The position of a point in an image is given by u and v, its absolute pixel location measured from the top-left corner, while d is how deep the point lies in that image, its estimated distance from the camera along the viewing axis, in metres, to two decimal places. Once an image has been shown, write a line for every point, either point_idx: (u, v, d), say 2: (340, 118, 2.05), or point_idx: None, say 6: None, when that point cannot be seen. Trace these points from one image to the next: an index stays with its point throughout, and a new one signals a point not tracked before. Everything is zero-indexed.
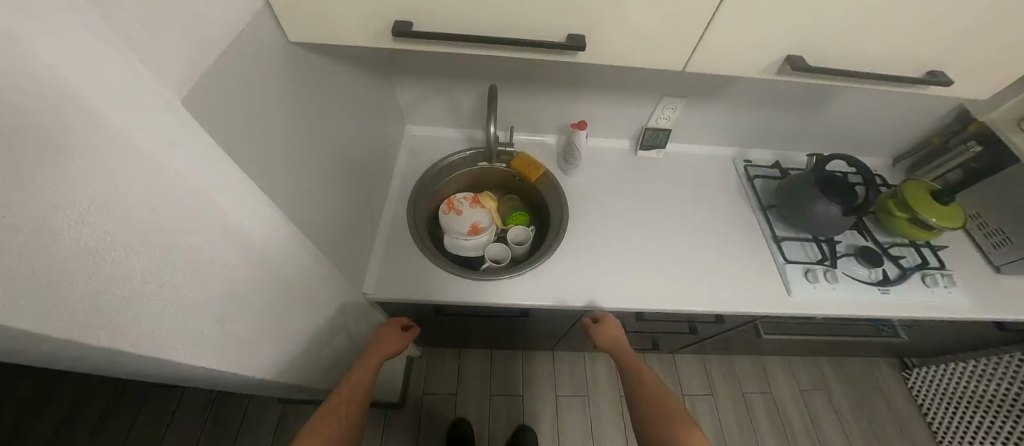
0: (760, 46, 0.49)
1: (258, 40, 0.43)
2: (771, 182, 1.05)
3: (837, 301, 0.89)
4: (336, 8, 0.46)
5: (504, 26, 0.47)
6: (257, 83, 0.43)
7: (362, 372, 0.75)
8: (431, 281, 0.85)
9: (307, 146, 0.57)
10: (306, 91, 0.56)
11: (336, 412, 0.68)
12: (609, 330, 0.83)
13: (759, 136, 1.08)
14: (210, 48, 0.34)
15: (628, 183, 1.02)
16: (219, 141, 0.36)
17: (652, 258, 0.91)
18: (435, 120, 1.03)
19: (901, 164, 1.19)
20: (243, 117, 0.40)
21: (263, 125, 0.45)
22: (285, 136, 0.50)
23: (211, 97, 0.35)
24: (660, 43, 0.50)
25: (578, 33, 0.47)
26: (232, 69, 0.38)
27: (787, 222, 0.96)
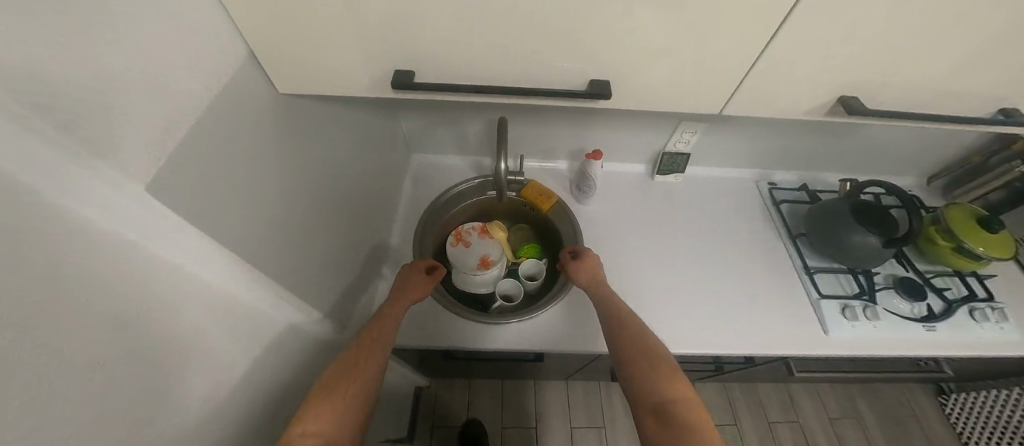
0: (806, 86, 0.46)
1: (234, 89, 0.40)
2: (799, 207, 0.99)
3: (879, 340, 0.82)
4: (322, 51, 0.42)
5: (509, 69, 0.44)
6: (236, 136, 0.40)
7: (386, 320, 0.69)
8: (436, 323, 0.80)
9: (298, 198, 0.52)
10: (295, 135, 0.52)
11: (362, 360, 0.62)
12: (589, 265, 0.78)
13: (785, 158, 1.02)
14: (173, 108, 0.31)
15: (645, 211, 0.97)
16: (193, 209, 0.33)
17: (673, 294, 0.85)
18: (440, 148, 0.99)
19: (936, 183, 1.12)
20: (218, 176, 0.37)
21: (244, 181, 0.41)
22: (272, 187, 0.47)
23: (179, 163, 0.31)
24: (679, 82, 0.46)
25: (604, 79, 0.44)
26: (205, 128, 0.35)
27: (819, 251, 0.90)
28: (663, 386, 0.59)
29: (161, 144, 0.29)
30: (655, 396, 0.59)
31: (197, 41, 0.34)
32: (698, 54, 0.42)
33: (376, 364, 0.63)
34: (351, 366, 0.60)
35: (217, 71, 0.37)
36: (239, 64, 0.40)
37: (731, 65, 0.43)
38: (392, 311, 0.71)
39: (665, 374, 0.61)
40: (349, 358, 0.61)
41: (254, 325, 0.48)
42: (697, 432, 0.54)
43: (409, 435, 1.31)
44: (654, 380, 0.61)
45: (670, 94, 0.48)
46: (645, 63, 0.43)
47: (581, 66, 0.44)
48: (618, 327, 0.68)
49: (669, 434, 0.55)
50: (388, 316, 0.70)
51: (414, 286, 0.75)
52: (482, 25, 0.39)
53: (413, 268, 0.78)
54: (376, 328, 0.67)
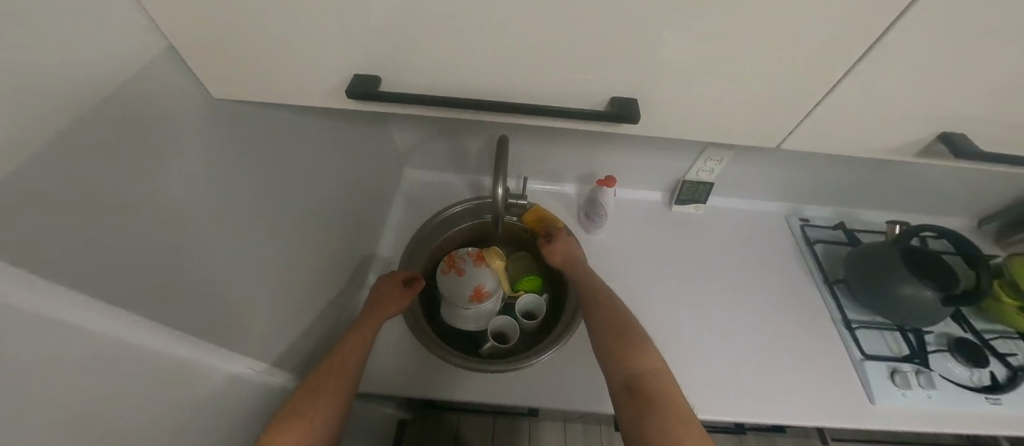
0: (900, 121, 0.39)
1: (156, 91, 0.32)
2: (835, 249, 0.88)
3: (932, 413, 0.69)
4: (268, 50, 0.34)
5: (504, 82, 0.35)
6: (154, 155, 0.31)
7: (360, 335, 0.60)
8: (416, 366, 0.69)
9: (241, 221, 0.43)
10: (246, 151, 0.44)
11: (334, 379, 0.52)
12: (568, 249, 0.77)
13: (820, 191, 0.91)
14: (40, 120, 0.22)
15: (660, 244, 0.87)
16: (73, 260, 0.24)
17: (693, 345, 0.73)
18: (436, 165, 0.91)
19: (989, 226, 0.99)
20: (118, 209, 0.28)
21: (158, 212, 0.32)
22: (203, 213, 0.37)
23: (54, 197, 0.23)
24: (727, 107, 0.37)
25: (623, 97, 0.34)
26: (98, 144, 0.26)
27: (860, 301, 0.79)
28: (632, 360, 0.54)
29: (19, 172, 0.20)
30: (628, 364, 0.54)
31: (84, 31, 0.25)
32: (754, 74, 0.33)
33: (348, 383, 0.54)
34: (320, 385, 0.51)
35: (122, 71, 0.28)
36: (156, 60, 0.32)
37: (799, 94, 0.35)
38: (367, 324, 0.63)
39: (636, 343, 0.56)
40: (318, 378, 0.52)
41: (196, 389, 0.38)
42: (666, 410, 0.48)
43: None
44: (626, 349, 0.56)
45: (717, 118, 0.39)
46: (682, 80, 0.34)
47: (599, 81, 0.34)
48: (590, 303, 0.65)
49: (636, 409, 0.49)
50: (361, 331, 0.61)
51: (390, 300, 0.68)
52: (467, 25, 0.30)
53: (391, 277, 0.72)
54: (346, 345, 0.58)
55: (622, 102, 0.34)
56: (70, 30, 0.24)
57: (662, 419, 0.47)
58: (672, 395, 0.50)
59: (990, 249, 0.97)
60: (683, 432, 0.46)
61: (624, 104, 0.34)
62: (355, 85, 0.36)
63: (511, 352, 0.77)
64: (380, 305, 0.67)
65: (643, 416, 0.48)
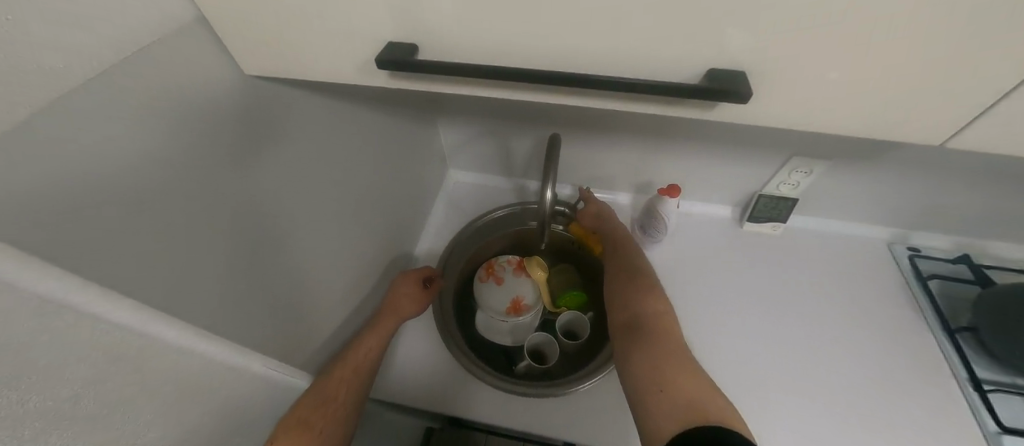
0: None
1: (187, 65, 0.30)
2: (958, 288, 0.71)
3: None
4: (300, 30, 0.30)
5: (568, 52, 0.26)
6: (165, 135, 0.28)
7: (373, 338, 0.56)
8: (446, 379, 0.65)
9: (268, 209, 0.41)
10: (266, 139, 0.40)
11: (343, 391, 0.49)
12: (591, 210, 0.74)
13: (940, 218, 0.75)
14: (33, 89, 0.19)
15: (727, 265, 0.76)
16: (69, 246, 0.21)
17: (766, 390, 0.62)
18: (481, 167, 0.87)
19: None
20: (124, 192, 0.25)
21: (169, 198, 0.29)
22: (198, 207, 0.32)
23: (48, 177, 0.20)
24: (907, 88, 0.24)
25: (726, 71, 0.25)
26: (102, 121, 0.23)
27: (995, 354, 0.62)
28: (637, 302, 0.54)
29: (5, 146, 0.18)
30: (632, 309, 0.53)
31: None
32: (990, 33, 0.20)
33: (356, 393, 0.50)
34: (330, 392, 0.47)
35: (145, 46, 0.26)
36: (191, 37, 0.30)
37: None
38: (383, 326, 0.59)
39: (643, 290, 0.56)
40: (327, 382, 0.48)
41: (233, 394, 0.36)
42: (663, 347, 0.46)
43: None
44: (632, 295, 0.55)
45: (882, 107, 0.26)
46: (848, 37, 0.22)
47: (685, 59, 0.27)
48: (609, 255, 0.66)
49: (629, 344, 0.49)
50: (375, 333, 0.57)
51: (405, 300, 0.64)
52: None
53: (414, 272, 0.68)
54: (359, 349, 0.54)
55: (722, 75, 0.25)
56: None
57: (656, 353, 0.45)
58: (673, 337, 0.48)
59: None
60: (675, 367, 0.44)
61: (729, 76, 0.25)
62: (389, 54, 0.29)
63: (550, 374, 0.70)
64: (395, 306, 0.63)
65: (637, 350, 0.47)
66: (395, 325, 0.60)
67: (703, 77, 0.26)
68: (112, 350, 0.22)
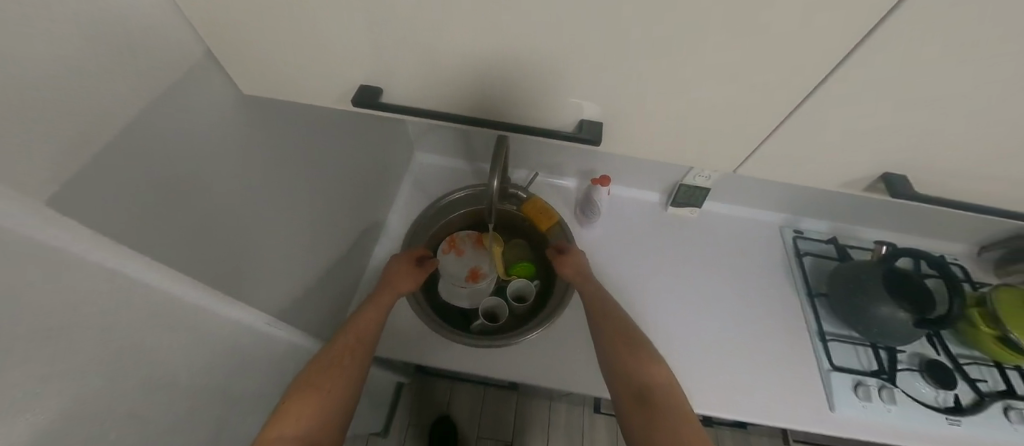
0: None
1: (203, 94, 0.36)
2: (823, 263, 0.91)
3: (892, 428, 0.73)
4: (290, 71, 0.37)
5: (505, 104, 0.36)
6: (190, 147, 0.35)
7: (372, 310, 0.67)
8: (417, 339, 0.77)
9: (263, 200, 0.49)
10: (264, 140, 0.47)
11: (348, 356, 0.59)
12: (576, 262, 0.79)
13: (817, 205, 0.93)
14: (109, 129, 0.26)
15: (650, 243, 0.92)
16: (127, 236, 0.29)
17: (669, 340, 0.80)
18: (446, 150, 0.95)
19: (989, 253, 0.97)
20: (164, 193, 0.33)
21: (192, 194, 0.37)
22: (211, 203, 0.40)
23: (112, 194, 0.28)
24: (725, 138, 0.36)
25: (592, 120, 0.36)
26: (150, 139, 0.30)
27: (837, 315, 0.82)
28: (643, 374, 0.61)
29: (89, 167, 0.25)
30: (639, 379, 0.61)
31: (156, 50, 0.29)
32: (762, 111, 0.32)
33: (361, 358, 0.60)
34: (338, 357, 0.58)
35: (177, 84, 0.32)
36: (207, 68, 0.36)
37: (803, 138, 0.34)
38: (379, 303, 0.69)
39: (643, 358, 0.63)
40: (333, 351, 0.58)
41: (237, 345, 0.45)
42: (677, 419, 0.56)
43: (385, 429, 1.31)
44: (635, 364, 0.63)
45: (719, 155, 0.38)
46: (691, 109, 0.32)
47: None
48: (602, 321, 0.70)
49: (644, 419, 0.57)
50: (375, 306, 0.68)
51: (401, 277, 0.74)
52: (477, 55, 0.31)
53: (405, 255, 0.77)
54: (359, 321, 0.65)
55: (590, 127, 0.35)
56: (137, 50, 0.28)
57: (673, 427, 0.55)
58: (678, 401, 0.59)
59: (985, 277, 0.96)
60: (688, 435, 0.54)
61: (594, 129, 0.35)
62: (361, 95, 0.37)
63: (501, 329, 0.84)
64: (391, 284, 0.72)
65: (655, 427, 0.56)
66: (393, 300, 0.71)
67: (576, 126, 0.36)
68: (153, 300, 0.31)
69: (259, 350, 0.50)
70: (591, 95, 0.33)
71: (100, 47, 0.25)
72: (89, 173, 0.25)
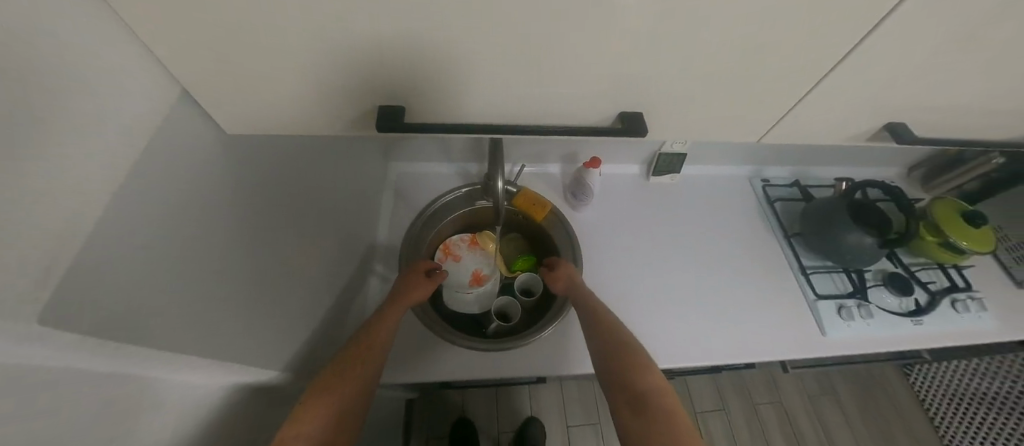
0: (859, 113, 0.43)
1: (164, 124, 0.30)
2: (792, 205, 0.99)
3: (871, 339, 0.83)
4: (267, 83, 0.31)
5: (525, 90, 0.34)
6: (170, 195, 0.30)
7: (388, 321, 0.62)
8: (433, 354, 0.73)
9: (255, 241, 0.43)
10: (243, 172, 0.41)
11: (359, 365, 0.55)
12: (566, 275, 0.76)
13: (780, 154, 1.01)
14: (75, 190, 0.21)
15: (641, 214, 0.94)
16: (114, 332, 0.24)
17: (677, 302, 0.83)
18: (424, 155, 0.90)
19: (916, 173, 1.11)
20: (156, 263, 0.28)
21: (178, 247, 0.31)
22: (207, 258, 0.34)
23: (85, 267, 0.22)
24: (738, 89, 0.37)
25: (630, 113, 0.38)
26: (117, 186, 0.25)
27: (813, 250, 0.90)
28: (639, 384, 0.58)
29: (67, 261, 0.21)
30: (636, 388, 0.58)
31: (109, 83, 0.24)
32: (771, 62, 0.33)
33: (372, 365, 0.56)
34: (348, 370, 0.53)
35: (141, 122, 0.27)
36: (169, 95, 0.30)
37: (804, 82, 0.36)
38: (392, 311, 0.64)
39: (639, 366, 0.60)
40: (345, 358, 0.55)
41: None
42: (674, 431, 0.53)
43: None
44: (631, 372, 0.60)
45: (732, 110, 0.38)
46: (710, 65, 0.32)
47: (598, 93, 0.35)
48: (597, 332, 0.66)
49: (642, 431, 0.54)
50: (390, 316, 0.63)
51: (414, 285, 0.69)
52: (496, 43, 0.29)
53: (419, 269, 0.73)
54: (376, 327, 0.61)
55: (628, 117, 0.38)
56: (86, 85, 0.23)
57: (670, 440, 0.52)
58: (675, 412, 0.56)
59: (916, 194, 1.10)
60: None
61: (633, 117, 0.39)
62: (382, 117, 0.36)
63: (516, 328, 0.83)
64: (403, 295, 0.67)
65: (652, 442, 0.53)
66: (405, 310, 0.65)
67: (614, 119, 0.39)
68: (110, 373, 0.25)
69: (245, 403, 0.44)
70: (608, 66, 0.32)
71: (50, 84, 0.20)
72: (65, 272, 0.21)
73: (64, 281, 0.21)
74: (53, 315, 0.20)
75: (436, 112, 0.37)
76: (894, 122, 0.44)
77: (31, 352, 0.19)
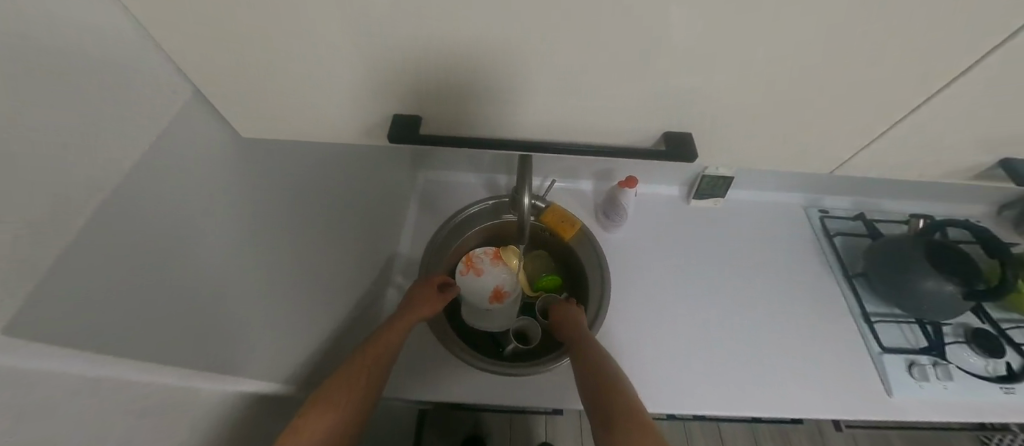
0: (961, 144, 0.36)
1: (165, 116, 0.29)
2: (854, 241, 0.88)
3: (949, 405, 0.71)
4: (285, 80, 0.30)
5: (553, 100, 0.31)
6: (166, 187, 0.29)
7: (396, 332, 0.61)
8: (446, 371, 0.70)
9: (266, 242, 0.42)
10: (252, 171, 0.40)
11: (365, 374, 0.52)
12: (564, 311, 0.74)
13: (842, 184, 0.91)
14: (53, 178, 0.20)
15: (677, 240, 0.87)
16: (103, 335, 0.23)
17: (714, 340, 0.76)
18: (453, 165, 0.89)
19: (1009, 213, 0.96)
20: (144, 260, 0.27)
21: (172, 241, 0.30)
22: (205, 253, 0.33)
23: (68, 265, 0.21)
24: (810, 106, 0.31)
25: (678, 133, 0.35)
26: (102, 176, 0.23)
27: (879, 294, 0.79)
28: (606, 403, 0.54)
29: (48, 256, 0.20)
30: (612, 412, 0.52)
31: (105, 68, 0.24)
32: (842, 75, 0.28)
33: (375, 376, 0.54)
34: (356, 378, 0.51)
35: (140, 112, 0.26)
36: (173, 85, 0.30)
37: (889, 102, 0.31)
38: (400, 321, 0.62)
39: (618, 392, 0.55)
40: (356, 365, 0.53)
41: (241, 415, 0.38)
42: None
43: None
44: (609, 397, 0.54)
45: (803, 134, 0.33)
46: (776, 72, 0.27)
47: (638, 104, 0.31)
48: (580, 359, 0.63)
49: None
50: (400, 326, 0.62)
51: (424, 299, 0.68)
52: (515, 47, 0.26)
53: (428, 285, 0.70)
54: (386, 335, 0.59)
55: (676, 136, 0.35)
56: (72, 72, 0.22)
57: None
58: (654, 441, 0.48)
59: (1009, 238, 0.95)
60: None
61: (680, 138, 0.35)
62: (398, 127, 0.35)
63: (534, 351, 0.78)
64: (413, 305, 0.66)
65: None
66: (414, 321, 0.64)
67: (662, 136, 0.36)
68: (99, 377, 0.24)
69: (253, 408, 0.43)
70: (648, 77, 0.28)
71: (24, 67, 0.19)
72: (48, 271, 0.19)
73: (44, 281, 0.19)
74: (28, 320, 0.18)
75: (461, 124, 0.35)
76: (1011, 157, 0.37)
77: (17, 360, 0.18)
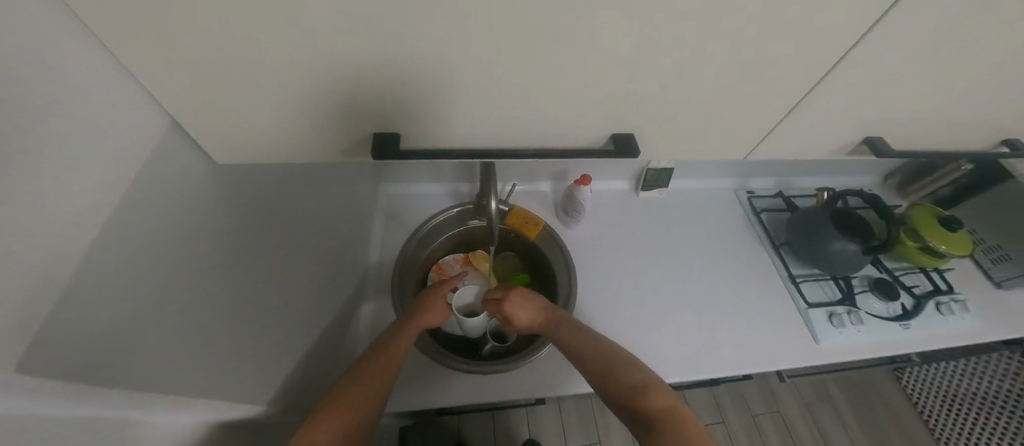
0: (834, 127, 0.45)
1: (123, 140, 0.29)
2: (777, 215, 1.02)
3: (862, 345, 0.84)
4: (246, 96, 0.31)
5: (508, 104, 0.35)
6: (127, 209, 0.29)
7: (404, 342, 0.62)
8: (428, 378, 0.71)
9: (235, 264, 0.41)
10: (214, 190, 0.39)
11: (377, 380, 0.54)
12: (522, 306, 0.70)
13: (762, 168, 1.04)
14: (17, 208, 0.20)
15: (632, 229, 0.95)
16: (86, 374, 0.24)
17: (673, 316, 0.83)
18: (415, 176, 0.90)
19: (891, 181, 1.15)
20: (103, 284, 0.26)
21: (135, 263, 0.29)
22: (172, 277, 0.32)
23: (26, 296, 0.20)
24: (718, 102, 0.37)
25: (622, 136, 0.40)
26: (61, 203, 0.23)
27: (801, 259, 0.92)
28: (626, 394, 0.54)
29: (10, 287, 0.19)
30: (639, 405, 0.52)
31: (60, 93, 0.24)
32: (739, 74, 0.34)
33: (383, 383, 0.54)
34: (355, 388, 0.51)
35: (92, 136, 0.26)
36: (129, 105, 0.30)
37: (778, 95, 0.38)
38: (408, 332, 0.64)
39: (637, 382, 0.54)
40: (353, 376, 0.53)
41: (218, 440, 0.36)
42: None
43: None
44: (630, 389, 0.54)
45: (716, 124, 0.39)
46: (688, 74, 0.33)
47: (584, 107, 0.36)
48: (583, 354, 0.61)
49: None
50: (405, 337, 0.63)
51: (432, 308, 0.69)
52: (473, 57, 0.29)
53: (445, 288, 0.72)
54: (393, 344, 0.61)
55: (621, 139, 0.40)
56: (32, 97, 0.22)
57: None
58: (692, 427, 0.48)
59: (893, 201, 1.14)
60: None
61: (624, 138, 0.40)
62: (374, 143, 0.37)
63: (511, 349, 0.81)
64: (420, 315, 0.67)
65: None
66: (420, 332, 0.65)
67: (608, 138, 0.41)
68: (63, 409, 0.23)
69: (228, 435, 0.42)
70: (589, 83, 0.33)
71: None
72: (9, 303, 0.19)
73: (38, 326, 0.21)
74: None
75: (427, 133, 0.38)
76: (871, 135, 0.47)
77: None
